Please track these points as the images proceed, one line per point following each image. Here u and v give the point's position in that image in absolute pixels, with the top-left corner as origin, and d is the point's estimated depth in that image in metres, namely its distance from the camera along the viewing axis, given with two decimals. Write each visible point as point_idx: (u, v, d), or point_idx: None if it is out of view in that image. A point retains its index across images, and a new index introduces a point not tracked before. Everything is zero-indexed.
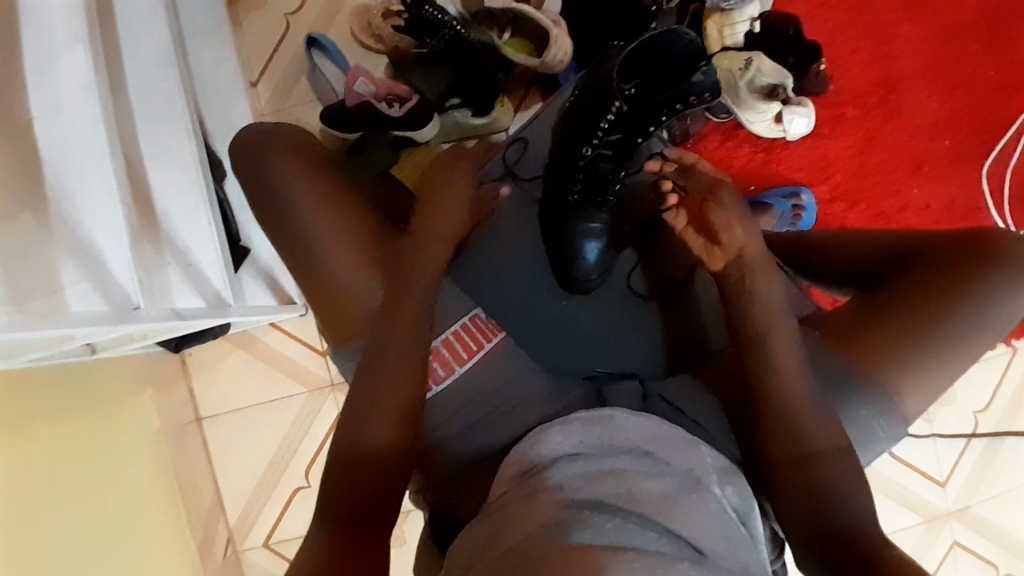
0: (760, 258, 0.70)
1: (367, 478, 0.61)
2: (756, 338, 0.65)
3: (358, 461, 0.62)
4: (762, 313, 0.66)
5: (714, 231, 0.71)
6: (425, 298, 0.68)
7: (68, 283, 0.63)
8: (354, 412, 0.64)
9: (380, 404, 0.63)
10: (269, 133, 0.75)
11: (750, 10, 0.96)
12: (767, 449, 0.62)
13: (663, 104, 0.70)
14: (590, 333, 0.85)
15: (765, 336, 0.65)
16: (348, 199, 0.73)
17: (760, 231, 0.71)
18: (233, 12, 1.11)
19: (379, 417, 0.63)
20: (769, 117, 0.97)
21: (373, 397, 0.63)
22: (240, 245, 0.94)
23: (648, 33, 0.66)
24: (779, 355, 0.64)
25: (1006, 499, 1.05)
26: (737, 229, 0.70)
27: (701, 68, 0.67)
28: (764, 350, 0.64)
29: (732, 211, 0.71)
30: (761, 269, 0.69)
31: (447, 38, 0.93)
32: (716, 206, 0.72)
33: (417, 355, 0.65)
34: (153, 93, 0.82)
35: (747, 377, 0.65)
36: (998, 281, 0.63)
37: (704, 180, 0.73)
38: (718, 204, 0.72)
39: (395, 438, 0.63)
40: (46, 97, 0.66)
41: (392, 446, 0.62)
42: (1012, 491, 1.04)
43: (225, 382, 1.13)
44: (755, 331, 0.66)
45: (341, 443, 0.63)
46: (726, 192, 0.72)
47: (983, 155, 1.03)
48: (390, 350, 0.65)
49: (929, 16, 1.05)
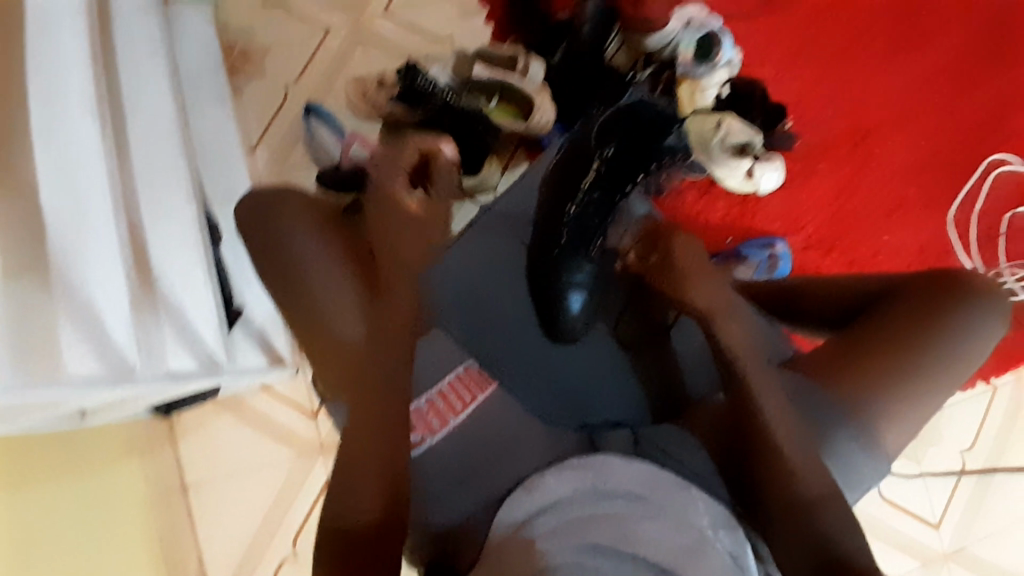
0: (728, 309, 0.74)
1: (359, 545, 0.61)
2: (745, 391, 0.68)
3: (342, 531, 0.62)
4: (737, 350, 0.71)
5: (686, 289, 0.75)
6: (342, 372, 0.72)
7: (67, 344, 0.65)
8: (336, 490, 0.65)
9: (357, 480, 0.64)
10: (278, 199, 0.78)
11: (718, 76, 1.00)
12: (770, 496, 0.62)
13: (640, 161, 0.93)
14: (586, 381, 0.81)
15: (751, 392, 0.67)
16: (282, 248, 0.76)
17: (721, 284, 0.76)
18: (235, 81, 1.17)
19: (357, 491, 0.64)
20: (741, 173, 1.00)
21: (348, 473, 0.65)
22: (233, 305, 0.95)
23: (624, 104, 0.94)
24: (763, 395, 0.67)
25: (1000, 539, 1.04)
26: (705, 288, 0.75)
27: (673, 133, 0.95)
28: (756, 402, 0.66)
29: (696, 270, 0.76)
30: (699, 282, 0.75)
31: (439, 107, 1.01)
32: (683, 262, 0.77)
33: (356, 418, 0.69)
34: (155, 158, 0.85)
35: (745, 424, 0.66)
36: (964, 316, 0.66)
37: (665, 244, 0.79)
38: (684, 261, 0.77)
39: (377, 505, 0.63)
40: (54, 165, 0.69)
41: (378, 512, 0.63)
42: (1007, 531, 1.04)
43: (212, 446, 1.11)
44: (743, 385, 0.68)
45: (332, 514, 0.63)
46: (687, 245, 0.79)
47: (950, 200, 1.08)
48: (353, 431, 0.68)
49: (888, 75, 1.12)
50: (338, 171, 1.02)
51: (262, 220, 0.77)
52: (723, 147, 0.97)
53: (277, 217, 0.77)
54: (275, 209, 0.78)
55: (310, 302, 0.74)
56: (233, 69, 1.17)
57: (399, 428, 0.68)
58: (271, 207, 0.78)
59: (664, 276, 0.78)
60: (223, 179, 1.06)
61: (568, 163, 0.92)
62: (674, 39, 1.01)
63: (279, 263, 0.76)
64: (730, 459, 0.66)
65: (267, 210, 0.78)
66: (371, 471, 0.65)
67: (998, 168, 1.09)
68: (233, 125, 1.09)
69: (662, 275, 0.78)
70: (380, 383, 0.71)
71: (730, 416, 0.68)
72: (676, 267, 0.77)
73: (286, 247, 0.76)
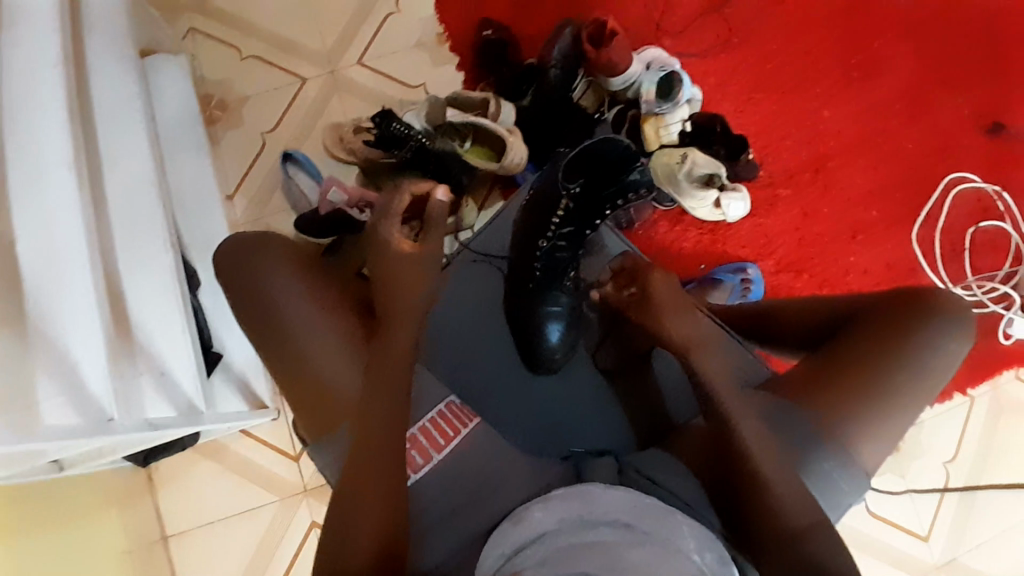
0: (704, 343, 0.74)
1: None
2: (726, 424, 0.67)
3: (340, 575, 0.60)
4: (717, 382, 0.70)
5: (661, 325, 0.74)
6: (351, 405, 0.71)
7: (45, 396, 0.64)
8: (338, 530, 0.63)
9: (359, 522, 0.63)
10: (250, 244, 0.77)
11: (680, 113, 1.04)
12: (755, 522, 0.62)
13: (607, 198, 0.83)
14: (568, 408, 0.86)
15: (732, 425, 0.67)
16: (263, 295, 0.75)
17: (696, 317, 0.76)
18: (211, 132, 1.19)
19: (359, 534, 0.62)
20: (708, 203, 1.03)
21: (352, 513, 0.64)
22: (212, 350, 0.95)
23: (590, 141, 0.81)
24: (742, 426, 0.67)
25: (988, 549, 1.05)
26: (680, 323, 0.74)
27: (637, 168, 0.81)
28: (737, 434, 0.66)
29: (668, 308, 0.75)
30: (674, 317, 0.75)
31: (414, 149, 1.03)
32: (655, 299, 0.76)
33: (360, 457, 0.67)
34: (134, 209, 0.86)
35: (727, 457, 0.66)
36: (930, 333, 0.68)
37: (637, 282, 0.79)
38: (655, 300, 0.76)
39: (376, 543, 0.61)
40: (33, 215, 0.68)
41: (375, 552, 0.61)
42: (995, 542, 1.05)
43: (193, 494, 1.08)
44: (723, 417, 0.67)
45: (330, 555, 0.62)
46: (658, 285, 0.77)
47: (912, 220, 1.13)
48: (362, 465, 0.66)
49: (844, 106, 1.17)
50: (319, 214, 1.03)
51: (241, 270, 0.76)
52: (690, 178, 1.00)
53: (253, 268, 0.75)
54: (251, 259, 0.76)
55: (302, 346, 0.73)
56: (210, 120, 1.19)
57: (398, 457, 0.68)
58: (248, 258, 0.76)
59: (640, 311, 0.77)
60: (201, 226, 1.06)
61: (538, 200, 0.88)
62: (636, 80, 1.06)
63: (262, 310, 0.74)
64: (716, 486, 0.67)
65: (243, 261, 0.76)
66: (376, 512, 0.64)
67: (958, 185, 1.13)
68: (211, 174, 1.11)
69: (639, 311, 0.77)
70: (383, 420, 0.69)
71: (710, 445, 0.69)
72: (650, 304, 0.76)
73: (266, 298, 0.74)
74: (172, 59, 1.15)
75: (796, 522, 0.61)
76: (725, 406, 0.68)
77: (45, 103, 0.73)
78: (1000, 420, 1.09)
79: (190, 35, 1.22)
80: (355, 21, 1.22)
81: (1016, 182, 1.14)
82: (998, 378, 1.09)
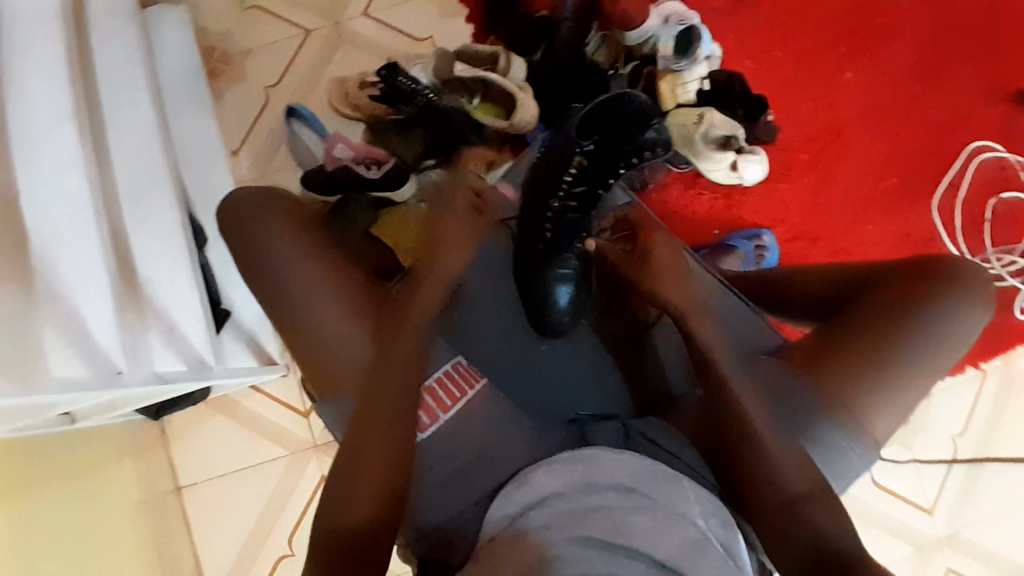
0: (698, 313, 0.73)
1: (352, 553, 0.60)
2: (724, 389, 0.66)
3: (331, 539, 0.61)
4: (714, 352, 0.69)
5: (653, 290, 0.75)
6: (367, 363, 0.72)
7: (53, 348, 0.64)
8: (335, 494, 0.64)
9: (354, 489, 0.63)
10: (252, 201, 0.76)
11: (698, 70, 1.01)
12: (761, 498, 0.61)
13: (622, 156, 0.87)
14: (572, 373, 0.84)
15: (730, 391, 0.66)
16: (266, 257, 0.74)
17: (692, 288, 0.76)
18: (215, 86, 1.16)
19: (354, 500, 0.63)
20: (725, 165, 1.01)
21: (349, 481, 0.64)
22: (221, 308, 0.95)
23: (603, 99, 0.87)
24: (740, 392, 0.66)
25: (992, 521, 1.06)
26: (676, 291, 0.74)
27: (653, 127, 0.88)
28: (736, 401, 0.65)
29: (666, 275, 0.75)
30: (670, 283, 0.75)
31: (421, 105, 1.01)
32: (655, 263, 0.76)
33: (355, 425, 0.66)
34: (137, 165, 0.84)
35: (720, 430, 0.66)
36: (947, 305, 0.66)
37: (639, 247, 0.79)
38: (653, 264, 0.76)
39: (369, 515, 0.62)
40: (32, 171, 0.68)
41: (368, 522, 0.61)
42: (1000, 515, 1.06)
43: (202, 449, 1.09)
44: (719, 382, 0.67)
45: (321, 520, 0.63)
46: (659, 249, 0.78)
47: (933, 188, 1.10)
48: (361, 438, 0.65)
49: (867, 66, 1.13)
50: (326, 170, 1.01)
51: (248, 231, 0.75)
52: (705, 140, 0.98)
53: (260, 228, 0.75)
54: (257, 221, 0.75)
55: (306, 308, 0.73)
56: (213, 74, 1.16)
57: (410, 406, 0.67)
58: (252, 217, 0.75)
59: (638, 275, 0.77)
60: (207, 183, 1.05)
61: (547, 160, 0.88)
62: (653, 36, 1.02)
63: (266, 269, 0.74)
64: (714, 452, 0.66)
65: (249, 218, 0.75)
66: (363, 482, 0.63)
67: (981, 154, 1.10)
68: (215, 130, 1.09)
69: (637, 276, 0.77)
70: (380, 391, 0.67)
71: (707, 414, 0.68)
72: (648, 267, 0.76)
73: (270, 259, 0.74)
74: (172, 11, 1.12)
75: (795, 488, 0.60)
76: (722, 372, 0.67)
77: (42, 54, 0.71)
78: (1010, 394, 1.08)
79: None
80: None
81: None
82: (1012, 352, 1.07)
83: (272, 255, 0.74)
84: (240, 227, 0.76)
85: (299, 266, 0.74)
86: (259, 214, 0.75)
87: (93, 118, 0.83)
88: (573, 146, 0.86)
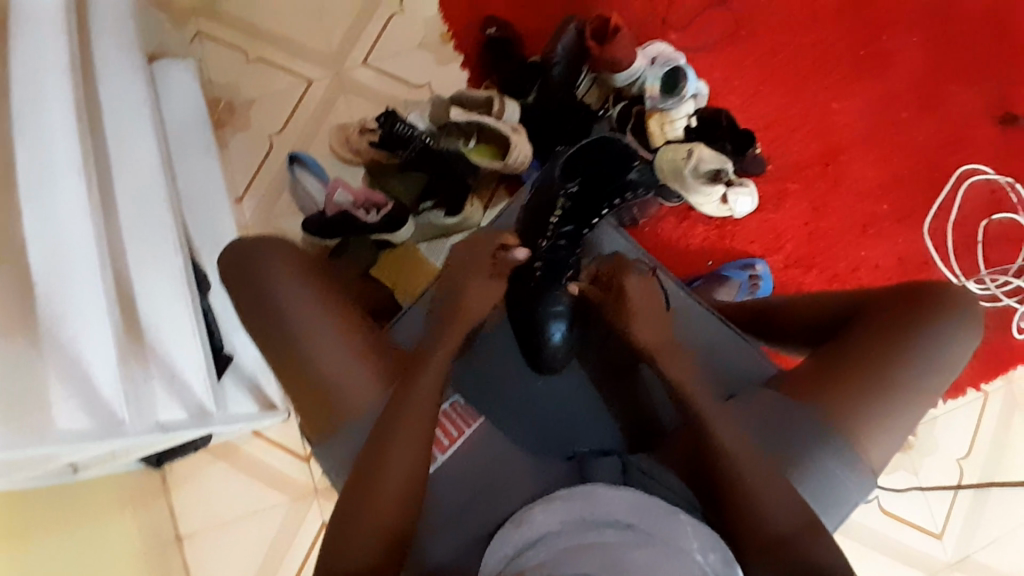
0: (671, 346, 0.75)
1: None
2: (702, 425, 0.67)
3: None
4: (690, 383, 0.71)
5: (631, 320, 0.77)
6: (368, 404, 0.72)
7: (57, 399, 0.65)
8: (335, 534, 0.64)
9: (364, 528, 0.63)
10: (255, 246, 0.77)
11: (686, 108, 1.03)
12: (745, 540, 0.62)
13: (607, 196, 0.93)
14: (570, 409, 0.83)
15: (710, 428, 0.66)
16: (263, 298, 0.75)
17: (668, 326, 0.78)
18: (220, 135, 1.20)
19: (353, 539, 0.62)
20: (716, 198, 1.01)
21: (354, 521, 0.64)
22: (223, 352, 0.96)
23: (586, 143, 0.91)
24: (719, 427, 0.66)
25: (1001, 544, 1.03)
26: (651, 325, 0.77)
27: (632, 167, 0.94)
28: (716, 436, 0.66)
29: (641, 307, 0.78)
30: (643, 323, 0.77)
31: (418, 148, 1.04)
32: (630, 295, 0.79)
33: (367, 459, 0.67)
34: (143, 213, 0.87)
35: (700, 463, 0.66)
36: (938, 327, 0.66)
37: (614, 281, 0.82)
38: (628, 297, 0.79)
39: (373, 554, 0.61)
40: (40, 215, 0.69)
41: (374, 561, 0.61)
42: (1009, 539, 1.03)
43: (204, 495, 1.09)
44: (696, 417, 0.68)
45: (321, 562, 0.63)
46: (631, 278, 0.81)
47: (925, 212, 1.10)
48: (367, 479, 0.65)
49: (855, 95, 1.14)
50: (325, 216, 1.02)
51: (251, 271, 0.76)
52: (696, 175, 0.98)
53: (259, 271, 0.76)
54: (258, 264, 0.76)
55: (304, 348, 0.73)
56: (218, 123, 1.20)
57: (426, 441, 0.68)
58: (257, 259, 0.76)
59: (618, 313, 0.79)
60: (211, 229, 1.08)
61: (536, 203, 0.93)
62: (640, 76, 1.05)
63: (264, 312, 0.75)
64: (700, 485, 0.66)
65: (249, 260, 0.77)
66: (371, 522, 0.63)
67: (970, 176, 1.11)
68: (220, 178, 1.12)
69: (617, 314, 0.79)
70: (380, 430, 0.67)
71: (690, 449, 0.69)
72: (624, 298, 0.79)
73: (266, 302, 0.75)
74: (180, 65, 1.16)
75: (782, 521, 0.61)
76: (700, 408, 0.68)
77: (50, 108, 0.73)
78: (1014, 414, 1.07)
79: (196, 38, 1.23)
80: (359, 22, 1.22)
81: None
82: (1012, 372, 1.07)
83: (269, 298, 0.75)
84: (238, 270, 0.77)
85: (300, 306, 0.74)
86: (259, 255, 0.77)
87: (100, 170, 0.86)
88: (557, 189, 0.90)
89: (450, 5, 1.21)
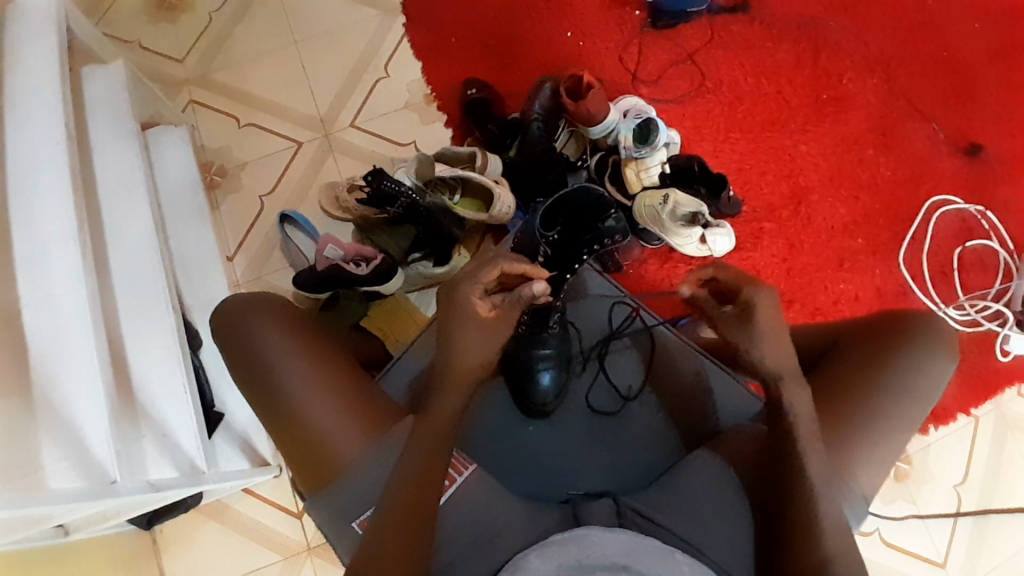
0: (791, 370, 0.67)
1: None
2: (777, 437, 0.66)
3: None
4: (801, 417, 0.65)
5: (752, 342, 0.68)
6: (372, 451, 0.72)
7: (50, 460, 0.64)
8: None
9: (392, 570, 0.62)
10: (247, 306, 0.78)
11: (659, 156, 1.07)
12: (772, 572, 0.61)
13: (585, 244, 0.97)
14: (566, 453, 0.85)
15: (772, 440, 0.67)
16: (252, 355, 0.76)
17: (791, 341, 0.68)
18: (211, 197, 1.23)
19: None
20: (695, 239, 1.05)
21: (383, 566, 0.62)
22: (213, 410, 0.96)
23: (564, 192, 0.97)
24: (803, 420, 0.65)
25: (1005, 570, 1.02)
26: (771, 343, 0.67)
27: (611, 216, 0.97)
28: (789, 442, 0.64)
29: (767, 325, 0.67)
30: (766, 345, 0.67)
31: (406, 205, 1.04)
32: (755, 309, 0.67)
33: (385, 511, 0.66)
34: (136, 275, 0.89)
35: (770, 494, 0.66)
36: (912, 352, 0.68)
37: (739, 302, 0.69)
38: (755, 315, 0.67)
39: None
40: (34, 284, 0.71)
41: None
42: (1013, 565, 1.03)
43: (196, 558, 1.07)
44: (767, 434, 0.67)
45: None
46: (766, 293, 0.68)
47: (899, 245, 1.14)
48: (389, 529, 0.64)
49: (820, 137, 1.19)
50: (315, 271, 1.03)
51: (243, 329, 0.77)
52: (673, 218, 1.02)
53: (249, 329, 0.77)
54: (248, 323, 0.77)
55: (297, 404, 0.74)
56: (210, 186, 1.24)
57: (426, 481, 0.67)
58: (245, 319, 0.77)
59: (735, 329, 0.69)
60: (203, 288, 1.10)
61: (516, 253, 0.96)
62: (614, 128, 1.10)
63: (256, 371, 0.75)
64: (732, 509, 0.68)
65: (240, 319, 0.78)
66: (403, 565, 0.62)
67: (941, 207, 1.15)
68: (211, 238, 1.14)
69: (735, 328, 0.69)
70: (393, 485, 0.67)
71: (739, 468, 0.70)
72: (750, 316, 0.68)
73: (255, 360, 0.76)
74: (173, 134, 1.20)
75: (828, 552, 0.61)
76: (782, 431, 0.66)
77: (43, 176, 0.76)
78: (1006, 438, 1.07)
79: (190, 107, 1.28)
80: (346, 87, 1.28)
81: (997, 201, 1.15)
82: (999, 397, 1.08)
83: (260, 356, 0.75)
84: (227, 332, 0.78)
85: (295, 362, 0.75)
86: (244, 311, 0.78)
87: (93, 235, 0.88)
88: (540, 239, 0.96)
89: (433, 69, 1.27)
